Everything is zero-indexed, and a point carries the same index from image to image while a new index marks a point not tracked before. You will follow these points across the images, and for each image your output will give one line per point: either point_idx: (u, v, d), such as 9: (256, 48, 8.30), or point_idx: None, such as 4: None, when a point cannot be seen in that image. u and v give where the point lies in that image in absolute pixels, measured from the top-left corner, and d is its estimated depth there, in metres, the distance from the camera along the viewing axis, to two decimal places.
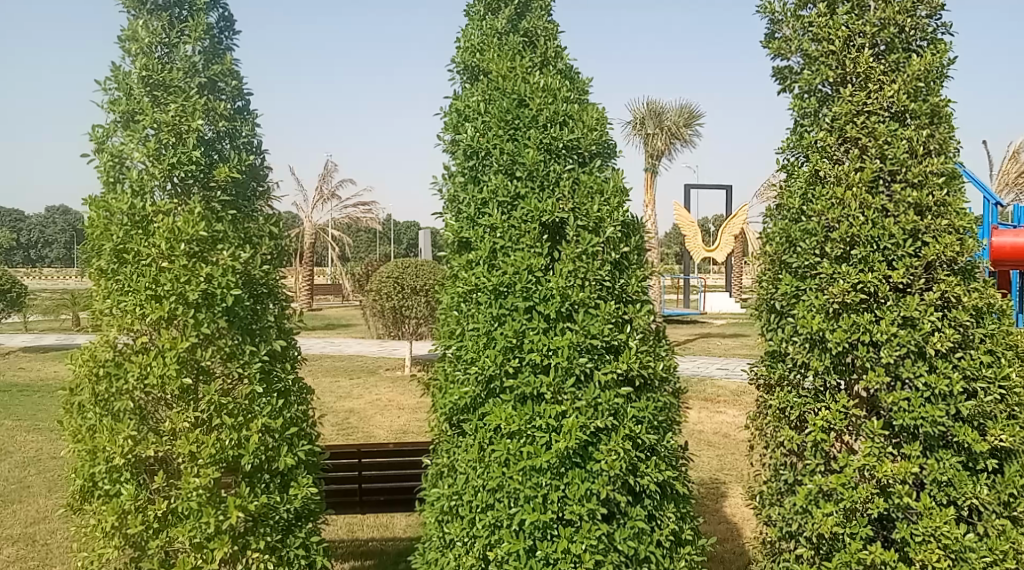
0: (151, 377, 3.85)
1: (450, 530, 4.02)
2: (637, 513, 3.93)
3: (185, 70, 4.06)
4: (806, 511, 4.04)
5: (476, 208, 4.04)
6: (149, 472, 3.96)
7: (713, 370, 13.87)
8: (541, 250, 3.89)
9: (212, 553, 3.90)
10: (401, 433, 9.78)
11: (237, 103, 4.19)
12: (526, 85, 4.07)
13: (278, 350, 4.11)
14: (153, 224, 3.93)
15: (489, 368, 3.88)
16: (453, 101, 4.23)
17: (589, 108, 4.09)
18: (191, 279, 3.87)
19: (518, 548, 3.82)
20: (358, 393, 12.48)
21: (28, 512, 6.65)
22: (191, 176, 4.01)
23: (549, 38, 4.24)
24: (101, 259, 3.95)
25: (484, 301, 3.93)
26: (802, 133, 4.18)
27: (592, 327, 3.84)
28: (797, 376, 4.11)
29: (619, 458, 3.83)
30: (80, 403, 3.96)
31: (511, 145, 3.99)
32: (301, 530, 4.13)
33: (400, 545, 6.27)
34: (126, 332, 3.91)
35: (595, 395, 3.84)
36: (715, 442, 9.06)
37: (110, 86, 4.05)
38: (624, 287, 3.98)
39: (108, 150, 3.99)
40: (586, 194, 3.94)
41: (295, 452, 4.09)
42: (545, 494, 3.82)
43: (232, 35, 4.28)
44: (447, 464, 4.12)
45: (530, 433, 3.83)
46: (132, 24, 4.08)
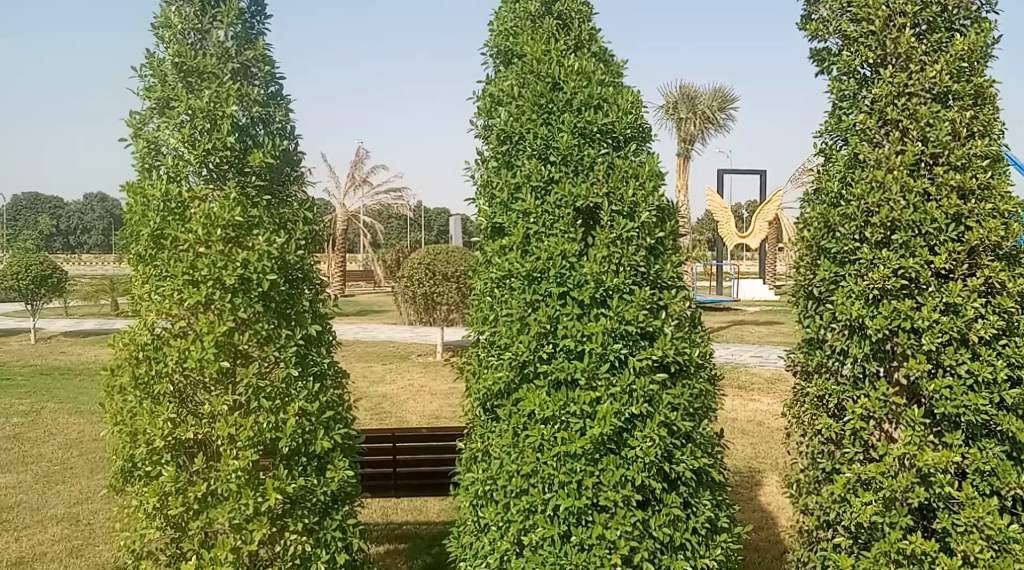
0: (189, 361, 3.89)
1: (485, 514, 4.03)
2: (672, 499, 3.89)
3: (218, 57, 4.07)
4: (845, 500, 4.00)
5: (510, 193, 4.02)
6: (189, 454, 4.01)
7: (747, 357, 13.76)
8: (575, 236, 3.87)
9: (251, 534, 3.92)
10: (434, 418, 9.82)
11: (270, 89, 4.20)
12: (559, 69, 4.03)
13: (314, 335, 4.13)
14: (189, 210, 3.96)
15: (523, 354, 3.86)
16: (486, 86, 4.20)
17: (624, 91, 4.05)
18: (228, 264, 3.90)
19: (552, 533, 3.82)
20: (391, 378, 12.56)
21: (72, 493, 6.78)
22: (227, 162, 4.03)
23: (582, 21, 4.20)
24: (139, 245, 3.99)
25: (518, 287, 3.92)
26: (841, 116, 4.11)
27: (627, 313, 3.81)
28: (835, 363, 4.05)
29: (655, 445, 3.81)
30: (120, 386, 4.01)
31: (545, 129, 3.97)
32: (337, 512, 4.17)
33: (434, 528, 6.30)
34: (164, 317, 3.94)
35: (630, 382, 3.82)
36: (750, 431, 8.98)
37: (144, 73, 4.08)
38: (659, 273, 3.95)
39: (144, 136, 4.02)
40: (620, 178, 3.92)
41: (331, 435, 4.13)
42: (579, 480, 3.81)
43: (264, 20, 4.29)
44: (481, 450, 4.12)
45: (564, 419, 3.82)
46: (166, 11, 4.11)
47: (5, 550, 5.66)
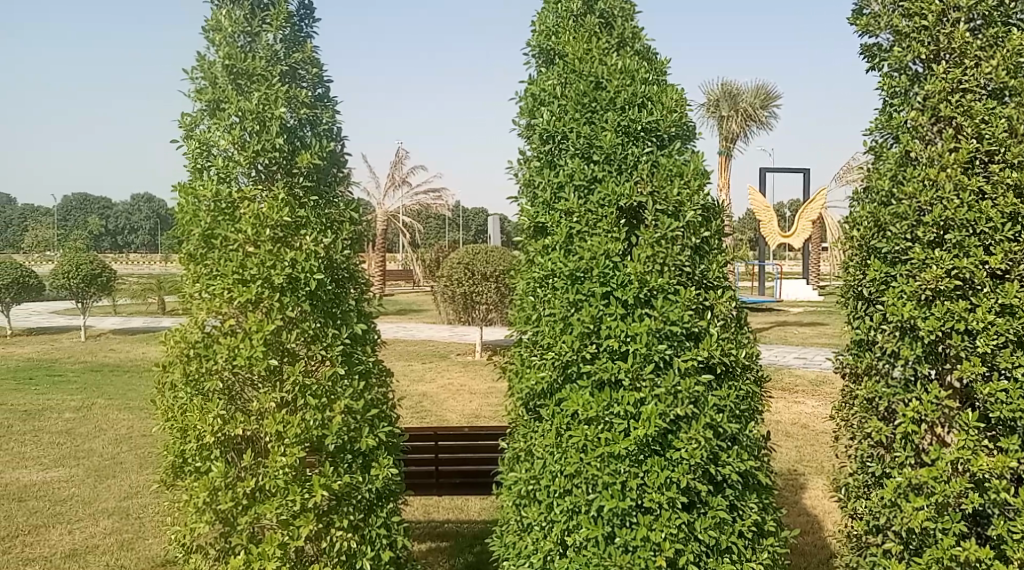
0: (238, 358, 3.93)
1: (528, 514, 4.01)
2: (718, 502, 3.85)
3: (267, 59, 4.11)
4: (895, 505, 3.92)
5: (552, 193, 3.99)
6: (238, 450, 4.06)
7: (790, 359, 13.56)
8: (619, 236, 3.84)
9: (298, 530, 3.96)
10: (474, 417, 9.83)
11: (318, 91, 4.23)
12: (603, 67, 4.01)
13: (359, 334, 4.16)
14: (239, 210, 4.01)
15: (566, 354, 3.84)
16: (528, 85, 4.18)
17: (668, 89, 4.02)
18: (277, 263, 3.95)
19: (596, 534, 3.79)
20: (431, 377, 12.60)
21: (122, 487, 6.90)
22: (275, 163, 4.07)
23: (625, 19, 4.16)
24: (190, 244, 4.05)
25: (561, 286, 3.90)
26: (892, 113, 4.03)
27: (672, 313, 3.78)
28: (886, 365, 3.97)
29: (700, 447, 3.77)
30: (172, 382, 4.07)
31: (588, 128, 3.94)
32: (382, 510, 4.20)
33: (475, 527, 6.30)
34: (214, 315, 3.99)
35: (675, 383, 3.78)
36: (794, 434, 8.84)
37: (196, 75, 4.13)
38: (705, 273, 3.91)
39: (196, 137, 4.08)
40: (665, 177, 3.88)
41: (376, 433, 4.15)
42: (623, 481, 3.78)
43: (312, 22, 4.32)
44: (524, 450, 4.10)
45: (608, 419, 3.80)
46: (216, 14, 4.16)
47: (58, 542, 5.78)
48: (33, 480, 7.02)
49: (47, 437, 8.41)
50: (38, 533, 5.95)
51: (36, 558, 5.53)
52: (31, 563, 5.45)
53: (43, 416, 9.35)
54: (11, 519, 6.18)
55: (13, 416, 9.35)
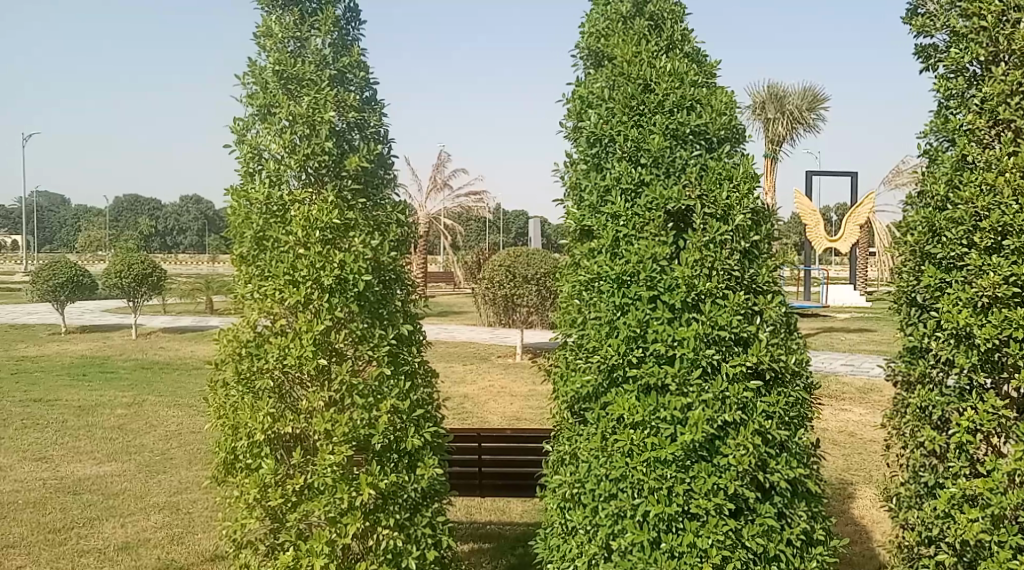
0: (289, 358, 3.99)
1: (573, 518, 3.99)
2: (766, 509, 3.81)
3: (316, 63, 4.16)
4: (949, 515, 3.84)
5: (599, 196, 3.98)
6: (286, 448, 4.10)
7: (838, 366, 13.35)
8: (665, 239, 3.82)
9: (346, 527, 4.00)
10: (515, 420, 9.83)
11: (365, 94, 4.26)
12: (651, 70, 3.99)
13: (405, 334, 4.20)
14: (290, 213, 4.06)
15: (612, 357, 3.83)
16: (575, 88, 4.16)
17: (717, 92, 3.99)
18: (326, 265, 4.00)
19: (642, 539, 3.76)
20: (473, 379, 12.62)
21: (172, 482, 7.03)
22: (325, 166, 4.12)
23: (674, 21, 4.14)
24: (242, 246, 4.12)
25: (607, 290, 3.88)
26: (948, 116, 3.95)
27: (720, 318, 3.75)
28: (940, 373, 3.89)
29: (748, 453, 3.74)
30: (224, 381, 4.14)
31: (636, 131, 3.92)
32: (427, 509, 4.24)
33: (518, 529, 6.30)
34: (266, 315, 4.05)
35: (723, 389, 3.75)
36: (842, 442, 8.70)
37: (247, 80, 4.19)
38: (754, 277, 3.87)
39: (247, 142, 4.14)
40: (714, 180, 3.85)
41: (422, 433, 4.18)
42: (670, 487, 3.75)
43: (358, 26, 4.36)
44: (568, 453, 4.08)
45: (654, 424, 3.78)
46: (267, 20, 4.22)
47: (111, 535, 5.90)
48: (87, 474, 7.19)
49: (100, 432, 8.60)
50: (92, 525, 6.09)
51: (90, 550, 5.66)
52: (86, 555, 5.58)
53: (97, 411, 9.57)
54: (67, 511, 6.33)
55: (67, 411, 9.57)
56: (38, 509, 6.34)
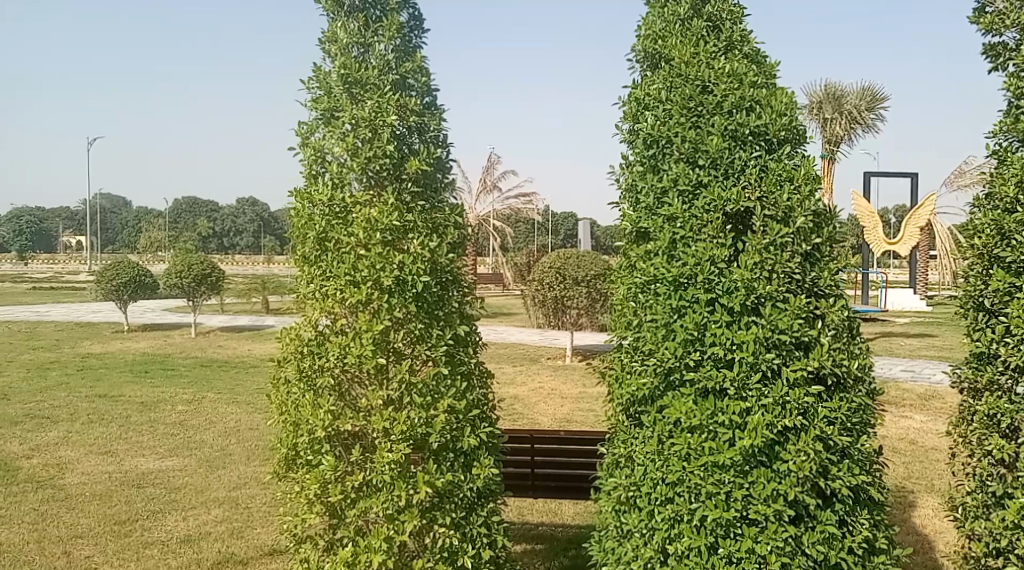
0: (349, 357, 4.04)
1: (628, 521, 3.96)
2: (827, 517, 3.74)
3: (379, 68, 4.21)
4: (1018, 526, 3.74)
5: (655, 198, 3.96)
6: (345, 445, 4.15)
7: (897, 372, 13.05)
8: (724, 242, 3.79)
9: (403, 525, 4.05)
10: (566, 421, 9.82)
11: (426, 99, 4.31)
12: (710, 71, 3.95)
13: (462, 335, 4.23)
14: (351, 215, 4.12)
15: (669, 360, 3.81)
16: (632, 90, 4.13)
17: (778, 93, 3.94)
18: (386, 266, 4.04)
19: (699, 544, 3.73)
20: (523, 380, 12.64)
21: (232, 477, 7.17)
22: (385, 169, 4.17)
23: (734, 22, 4.10)
24: (304, 246, 4.18)
25: (664, 293, 3.85)
26: (1018, 116, 3.85)
27: (780, 322, 3.70)
28: (1009, 381, 3.79)
29: (809, 459, 3.68)
30: (286, 378, 4.21)
31: (694, 133, 3.89)
32: (483, 509, 4.26)
33: (570, 531, 6.29)
34: (326, 315, 4.12)
35: (783, 394, 3.70)
36: (902, 449, 8.51)
37: (312, 85, 4.26)
38: (816, 280, 3.81)
39: (311, 145, 4.21)
40: (775, 182, 3.81)
41: (477, 433, 4.21)
42: (728, 492, 3.72)
43: (421, 33, 4.41)
44: (624, 456, 4.05)
45: (712, 428, 3.74)
46: (333, 26, 4.28)
47: (174, 527, 6.04)
48: (150, 469, 7.37)
49: (163, 427, 8.81)
50: (156, 518, 6.24)
51: (154, 542, 5.80)
52: (150, 547, 5.72)
53: (159, 407, 9.80)
54: (131, 503, 6.50)
55: (131, 407, 9.82)
56: (104, 501, 6.52)
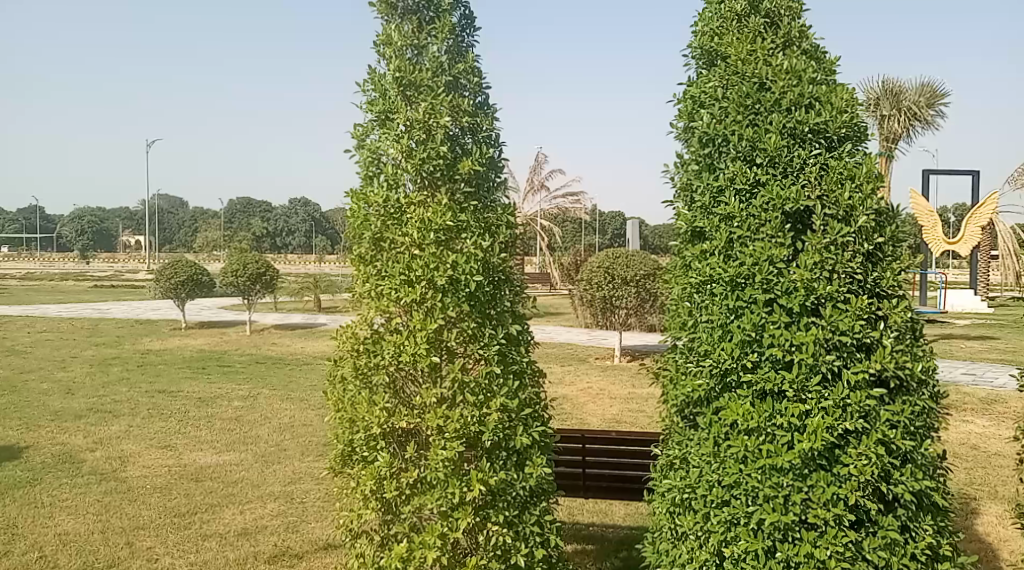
0: (404, 355, 4.08)
1: (683, 523, 3.92)
2: (889, 522, 3.66)
3: (433, 70, 4.23)
4: None
5: (711, 197, 3.91)
6: (400, 443, 4.18)
7: (957, 374, 12.73)
8: (783, 241, 3.73)
9: (457, 522, 4.06)
10: (616, 422, 9.76)
11: (478, 99, 4.32)
12: (767, 68, 3.89)
13: (514, 334, 4.23)
14: (406, 214, 4.15)
15: (725, 362, 3.76)
16: (687, 88, 4.08)
17: (838, 89, 3.86)
18: (440, 265, 4.07)
19: (756, 548, 3.68)
20: (571, 380, 12.61)
21: (286, 472, 7.27)
22: (439, 170, 4.19)
23: (792, 18, 4.03)
24: (360, 246, 4.22)
25: (720, 293, 3.81)
26: None
27: (841, 323, 3.63)
28: None
29: (870, 463, 3.61)
30: (342, 375, 4.25)
31: (751, 131, 3.83)
32: (535, 507, 4.26)
33: (621, 532, 6.25)
34: (381, 314, 4.15)
35: (844, 396, 3.63)
36: (963, 455, 8.29)
37: (367, 87, 4.29)
38: (877, 280, 3.73)
39: (367, 147, 4.25)
40: (835, 180, 3.73)
41: (530, 431, 4.21)
42: (786, 495, 3.66)
43: (474, 33, 4.41)
44: (679, 457, 4.02)
45: (770, 431, 3.68)
46: (387, 28, 4.30)
47: (232, 521, 6.15)
48: (208, 463, 7.51)
49: (219, 423, 8.98)
50: (213, 511, 6.35)
51: (213, 534, 5.91)
52: (208, 539, 5.82)
53: (216, 403, 9.99)
54: (190, 496, 6.63)
55: (189, 402, 10.03)
56: (164, 494, 6.66)
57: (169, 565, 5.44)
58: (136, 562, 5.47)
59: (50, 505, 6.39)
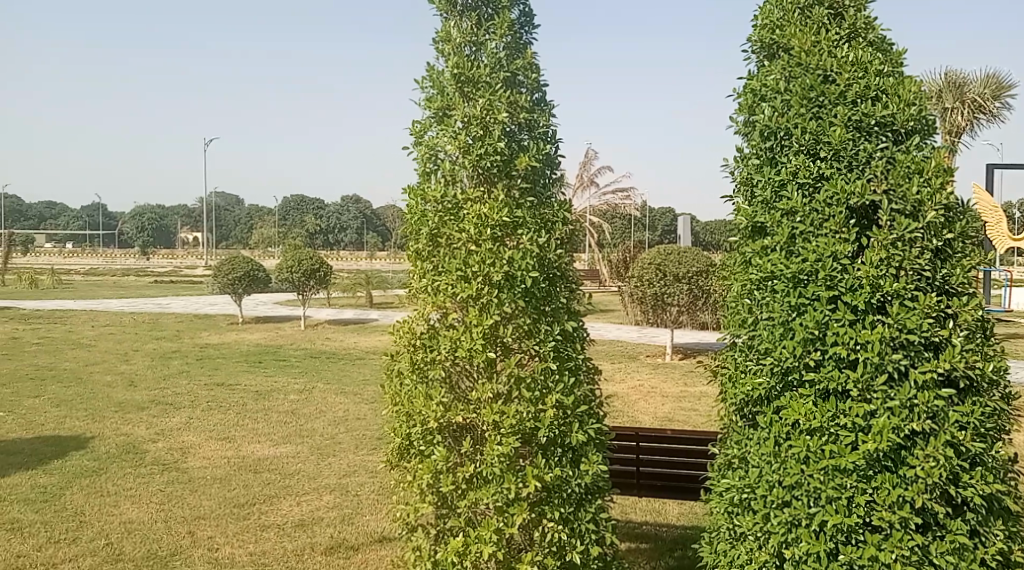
0: (460, 350, 4.09)
1: (741, 523, 3.86)
2: (958, 526, 3.56)
3: (491, 66, 4.22)
4: None
5: (773, 191, 3.84)
6: (455, 437, 4.20)
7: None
8: (847, 237, 3.64)
9: (513, 517, 4.06)
10: (669, 420, 9.68)
11: (536, 96, 4.29)
12: (832, 60, 3.80)
13: (570, 331, 4.20)
14: (463, 210, 4.16)
15: (786, 360, 3.70)
16: (747, 81, 4.01)
17: (906, 81, 3.76)
18: (496, 261, 4.06)
19: (818, 549, 3.60)
20: (622, 377, 12.53)
21: (342, 465, 7.35)
22: (496, 166, 4.18)
23: (858, 9, 3.93)
24: (417, 242, 4.24)
25: (782, 289, 3.74)
26: None
27: (908, 321, 3.53)
28: None
29: (938, 465, 3.50)
30: (398, 369, 4.29)
31: (815, 124, 3.75)
32: (591, 505, 4.24)
33: (676, 532, 6.19)
34: (437, 309, 4.17)
35: (911, 396, 3.53)
36: None
37: (426, 84, 4.30)
38: (947, 278, 3.62)
39: (425, 143, 4.26)
40: (902, 174, 3.63)
41: (586, 429, 4.18)
42: (850, 497, 3.58)
43: (532, 29, 4.38)
44: (737, 457, 3.96)
45: (833, 431, 3.61)
46: (446, 26, 4.31)
47: (289, 512, 6.24)
48: (266, 455, 7.63)
49: (276, 416, 9.11)
50: (272, 502, 6.45)
51: (271, 525, 6.00)
52: (267, 530, 5.91)
53: (272, 396, 10.15)
54: (249, 488, 6.74)
55: (246, 395, 10.20)
56: (225, 485, 6.78)
57: (229, 554, 5.53)
58: (197, 551, 5.58)
59: (115, 493, 6.55)
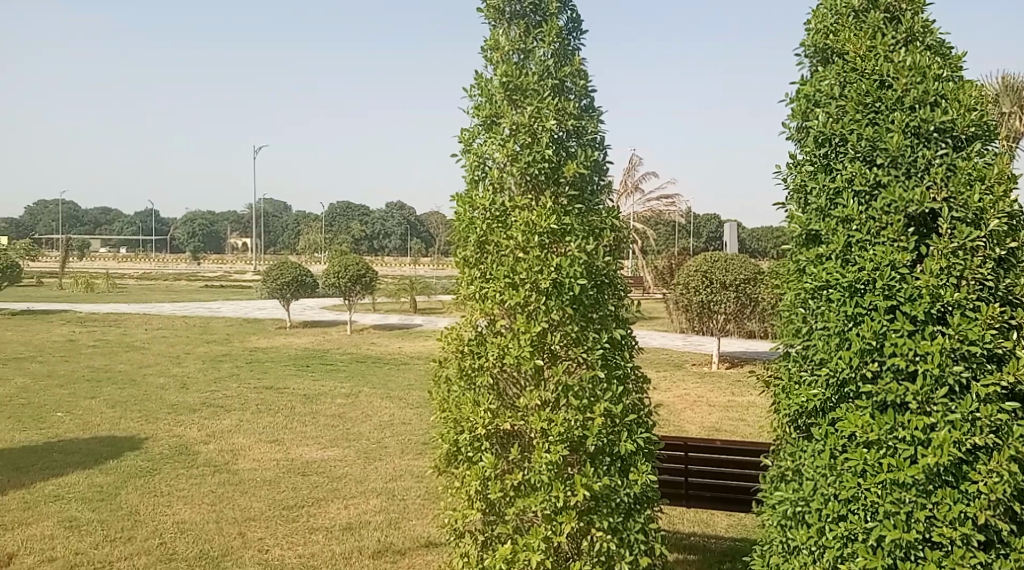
0: (508, 357, 4.07)
1: (795, 536, 3.79)
2: None
3: (539, 74, 4.21)
4: None
5: (828, 198, 3.77)
6: (503, 444, 4.20)
7: None
8: (906, 245, 3.55)
9: (561, 526, 4.03)
10: (715, 430, 9.57)
11: (584, 102, 4.27)
12: (889, 65, 3.72)
13: (617, 338, 4.18)
14: (511, 217, 4.15)
15: (842, 371, 3.62)
16: (801, 87, 3.95)
17: (966, 86, 3.67)
18: (544, 268, 4.03)
19: (875, 565, 3.53)
20: (667, 385, 12.42)
21: (389, 469, 7.39)
22: (545, 173, 4.17)
23: (915, 12, 3.84)
24: (466, 249, 4.25)
25: (838, 299, 3.65)
26: None
27: (970, 332, 3.43)
28: None
29: (1002, 481, 3.40)
30: (447, 375, 4.31)
31: (871, 130, 3.67)
32: (639, 515, 4.20)
33: (724, 543, 6.11)
34: (486, 316, 4.17)
35: (973, 410, 3.42)
36: None
37: (474, 92, 4.31)
38: (1010, 288, 3.53)
39: (473, 151, 4.27)
40: (964, 181, 3.53)
41: (634, 438, 4.15)
42: (909, 512, 3.49)
43: (581, 36, 4.37)
44: (791, 469, 3.90)
45: (891, 444, 3.52)
46: (494, 34, 4.32)
47: (337, 515, 6.28)
48: (314, 458, 7.70)
49: (323, 419, 9.20)
50: (320, 505, 6.51)
51: (319, 527, 6.05)
52: (315, 533, 5.96)
53: (319, 400, 10.25)
54: (298, 490, 6.81)
55: (294, 398, 10.31)
56: (274, 487, 6.86)
57: (279, 556, 5.59)
58: (247, 552, 5.64)
59: (168, 494, 6.66)
